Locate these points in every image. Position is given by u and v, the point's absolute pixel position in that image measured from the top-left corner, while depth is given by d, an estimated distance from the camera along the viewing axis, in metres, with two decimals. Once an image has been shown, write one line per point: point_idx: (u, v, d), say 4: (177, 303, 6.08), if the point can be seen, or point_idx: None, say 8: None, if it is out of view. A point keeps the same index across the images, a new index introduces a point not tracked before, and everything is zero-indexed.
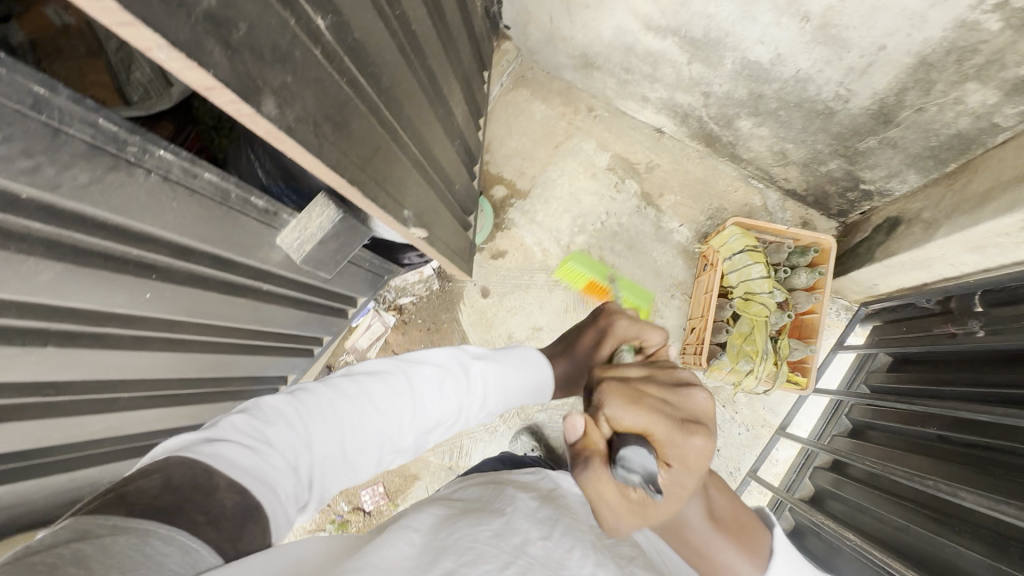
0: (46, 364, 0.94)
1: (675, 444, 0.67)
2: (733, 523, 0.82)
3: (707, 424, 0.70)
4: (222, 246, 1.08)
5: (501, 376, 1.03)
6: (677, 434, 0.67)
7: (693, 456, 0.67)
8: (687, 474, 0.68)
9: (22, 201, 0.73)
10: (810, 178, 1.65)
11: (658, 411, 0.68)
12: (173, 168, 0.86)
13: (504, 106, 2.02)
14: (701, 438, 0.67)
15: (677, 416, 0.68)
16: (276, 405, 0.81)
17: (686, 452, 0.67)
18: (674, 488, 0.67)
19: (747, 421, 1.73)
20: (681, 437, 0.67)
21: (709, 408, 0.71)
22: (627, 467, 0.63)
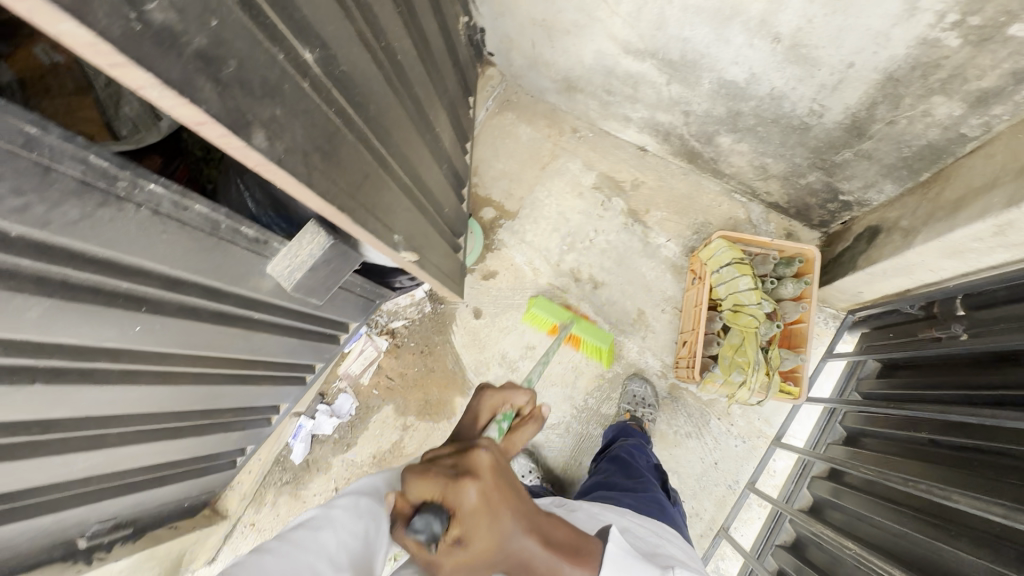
0: (35, 401, 0.93)
1: (451, 499, 0.62)
2: (565, 543, 0.78)
3: (485, 472, 0.65)
4: (213, 276, 1.08)
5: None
6: (452, 489, 0.62)
7: (476, 506, 0.62)
8: (474, 527, 0.62)
9: (11, 238, 0.73)
10: (791, 190, 1.69)
11: (438, 473, 0.65)
12: (164, 202, 0.86)
13: (491, 130, 2.06)
14: (473, 488, 0.63)
15: (450, 475, 0.64)
16: (229, 566, 0.74)
17: (461, 506, 0.62)
18: (477, 539, 0.62)
19: (743, 433, 1.73)
20: (454, 491, 0.62)
21: (490, 460, 0.67)
22: (413, 530, 0.60)
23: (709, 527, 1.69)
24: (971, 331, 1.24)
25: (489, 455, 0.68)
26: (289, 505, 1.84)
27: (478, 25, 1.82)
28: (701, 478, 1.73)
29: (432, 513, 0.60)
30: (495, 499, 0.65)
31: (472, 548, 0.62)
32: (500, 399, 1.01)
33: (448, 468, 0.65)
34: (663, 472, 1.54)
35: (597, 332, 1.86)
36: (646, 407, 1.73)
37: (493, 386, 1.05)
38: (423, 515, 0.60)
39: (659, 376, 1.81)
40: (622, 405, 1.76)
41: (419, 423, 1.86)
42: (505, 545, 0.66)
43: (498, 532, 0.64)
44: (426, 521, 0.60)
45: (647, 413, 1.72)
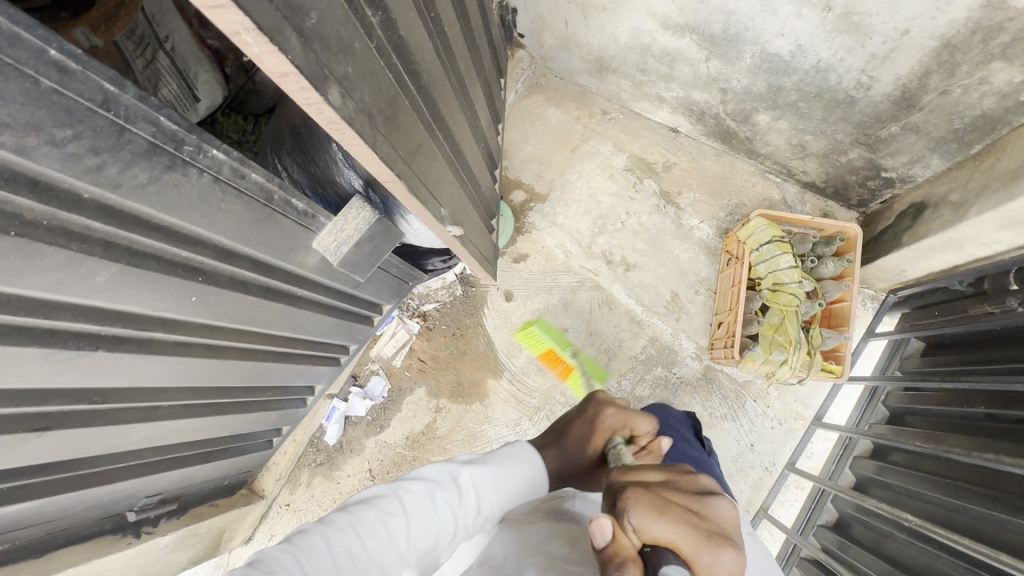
0: (98, 368, 0.94)
1: (707, 559, 0.56)
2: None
3: (730, 530, 0.60)
4: (264, 249, 1.09)
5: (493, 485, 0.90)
6: (707, 550, 0.56)
7: (723, 572, 0.57)
8: None
9: (84, 200, 0.74)
10: (830, 169, 1.67)
11: (687, 520, 0.57)
12: (224, 168, 0.87)
13: (520, 113, 2.06)
14: (730, 553, 0.57)
15: (705, 528, 0.58)
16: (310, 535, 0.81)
17: (715, 569, 0.56)
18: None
19: (780, 415, 1.72)
20: (709, 552, 0.56)
21: (732, 521, 0.62)
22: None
23: (746, 509, 1.68)
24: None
25: (730, 509, 0.62)
26: (324, 486, 1.86)
27: (510, 5, 1.81)
28: (736, 460, 1.72)
29: (681, 565, 0.55)
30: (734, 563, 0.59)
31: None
32: (624, 420, 0.90)
33: (701, 520, 0.58)
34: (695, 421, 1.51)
35: (629, 314, 1.85)
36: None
37: (614, 404, 0.95)
38: (670, 563, 0.55)
39: (693, 358, 1.80)
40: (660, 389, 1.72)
41: (451, 406, 1.87)
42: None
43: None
44: (678, 571, 0.54)
45: None
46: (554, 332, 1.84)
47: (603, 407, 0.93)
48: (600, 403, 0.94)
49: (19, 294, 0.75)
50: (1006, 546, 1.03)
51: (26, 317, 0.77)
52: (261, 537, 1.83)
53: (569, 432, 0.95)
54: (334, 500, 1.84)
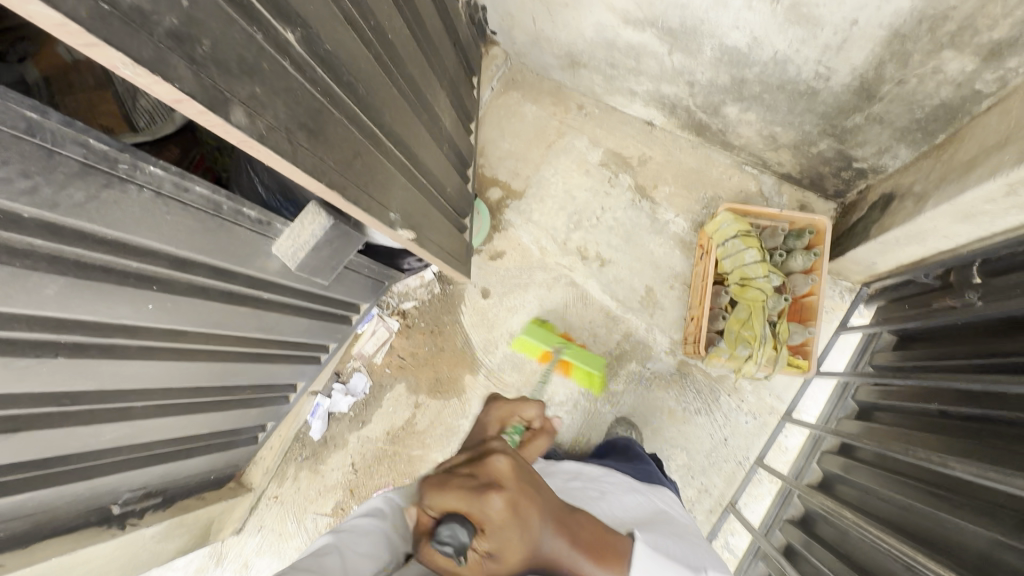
0: (60, 374, 0.99)
1: (480, 511, 0.63)
2: (591, 542, 0.75)
3: (507, 480, 0.67)
4: (219, 256, 1.13)
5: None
6: (472, 497, 0.64)
7: (500, 514, 0.63)
8: (506, 535, 0.64)
9: (24, 219, 0.79)
10: (803, 160, 1.64)
11: (458, 486, 0.66)
12: (165, 183, 0.91)
13: (496, 110, 2.06)
14: (499, 497, 0.64)
15: (473, 485, 0.65)
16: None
17: (489, 518, 0.63)
18: (507, 543, 0.63)
19: (754, 409, 1.72)
20: (478, 502, 0.63)
21: (511, 468, 0.69)
22: (439, 541, 0.61)
23: (719, 503, 1.69)
24: (984, 299, 1.19)
25: (505, 461, 0.69)
26: (309, 479, 1.93)
27: (478, 3, 1.81)
28: (710, 454, 1.72)
29: (456, 524, 0.62)
30: (519, 506, 0.65)
31: (502, 556, 0.64)
32: (511, 410, 1.06)
33: (477, 479, 0.66)
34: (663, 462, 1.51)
35: (604, 309, 1.86)
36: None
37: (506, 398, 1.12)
38: (449, 524, 0.62)
39: (668, 353, 1.80)
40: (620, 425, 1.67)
41: (430, 401, 1.91)
42: (536, 550, 0.67)
43: (531, 534, 0.66)
44: (455, 530, 0.61)
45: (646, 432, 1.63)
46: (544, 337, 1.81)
47: (491, 404, 1.10)
48: (491, 401, 1.11)
49: None
50: (945, 544, 1.02)
51: None
52: (251, 528, 1.91)
53: (473, 437, 1.10)
54: (320, 493, 1.91)
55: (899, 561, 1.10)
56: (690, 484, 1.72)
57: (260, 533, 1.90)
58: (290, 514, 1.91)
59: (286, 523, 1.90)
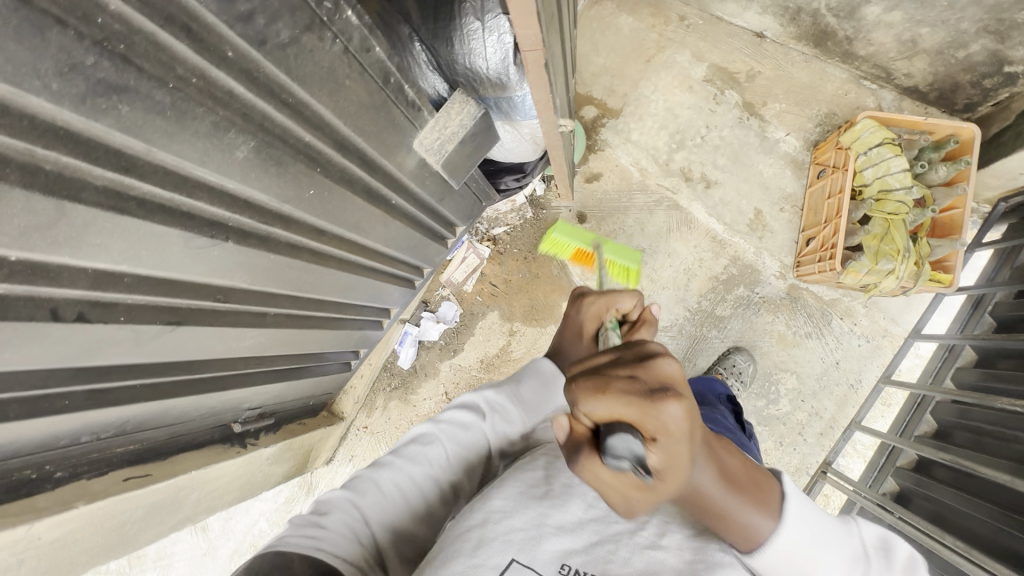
0: (225, 262, 0.90)
1: (654, 423, 0.51)
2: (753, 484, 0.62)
3: (682, 384, 0.53)
4: (374, 144, 1.02)
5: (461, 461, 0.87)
6: (646, 407, 0.51)
7: (680, 426, 0.51)
8: (679, 450, 0.52)
9: (230, 58, 0.68)
10: (939, 69, 1.55)
11: (620, 390, 0.53)
12: (355, 36, 0.80)
13: (589, 21, 1.92)
14: (677, 404, 0.51)
15: (643, 389, 0.52)
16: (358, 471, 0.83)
17: (667, 429, 0.51)
18: (680, 463, 0.52)
19: (867, 332, 1.69)
20: (653, 410, 0.50)
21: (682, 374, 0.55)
22: (612, 453, 0.52)
23: (830, 426, 1.67)
24: None
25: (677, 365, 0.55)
26: (400, 409, 1.88)
27: None
28: (821, 378, 1.70)
29: (630, 437, 0.51)
30: (694, 417, 0.53)
31: (669, 476, 0.53)
32: (603, 305, 0.84)
33: (642, 381, 0.53)
34: (738, 404, 1.39)
35: (710, 233, 1.79)
36: (739, 379, 1.64)
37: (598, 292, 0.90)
38: (617, 435, 0.51)
39: (776, 277, 1.74)
40: (717, 368, 1.68)
41: (526, 329, 1.84)
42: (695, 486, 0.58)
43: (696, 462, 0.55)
44: (626, 444, 0.51)
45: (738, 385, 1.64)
46: (578, 232, 1.78)
47: (580, 299, 0.89)
48: (580, 296, 0.90)
49: (166, 164, 0.69)
50: None
51: (171, 193, 0.72)
52: (342, 457, 1.87)
53: (563, 337, 0.90)
54: (412, 423, 1.87)
55: None
56: (801, 408, 1.70)
57: (352, 463, 1.87)
58: (382, 444, 1.87)
59: (378, 453, 1.86)
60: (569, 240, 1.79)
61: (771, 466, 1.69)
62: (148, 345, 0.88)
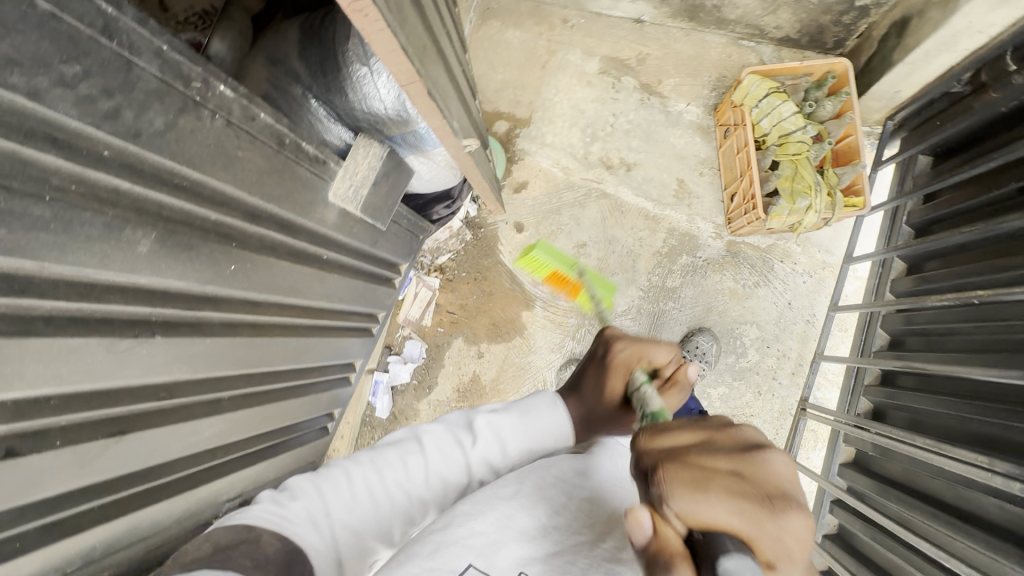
0: (160, 358, 0.88)
1: (766, 535, 0.44)
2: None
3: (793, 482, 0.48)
4: (286, 205, 1.02)
5: (516, 435, 0.84)
6: (765, 520, 0.44)
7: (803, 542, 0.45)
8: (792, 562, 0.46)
9: (107, 157, 0.67)
10: (802, 16, 1.67)
11: (730, 491, 0.46)
12: (234, 108, 0.81)
13: (479, 42, 1.99)
14: (798, 516, 0.45)
15: (754, 493, 0.46)
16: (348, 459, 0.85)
17: (784, 542, 0.45)
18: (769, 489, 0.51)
19: (808, 268, 1.77)
20: (773, 519, 0.44)
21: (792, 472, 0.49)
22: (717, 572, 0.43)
23: (800, 364, 1.74)
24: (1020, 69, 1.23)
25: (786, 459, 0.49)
26: None
27: None
28: (779, 321, 1.77)
29: (742, 553, 0.43)
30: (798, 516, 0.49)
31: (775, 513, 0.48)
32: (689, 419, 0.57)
33: (754, 481, 0.47)
34: None
35: (643, 212, 1.85)
36: (702, 360, 1.71)
37: (627, 339, 0.88)
38: (728, 553, 0.43)
39: (714, 238, 1.81)
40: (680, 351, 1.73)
41: (493, 347, 1.85)
42: None
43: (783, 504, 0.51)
44: (743, 561, 0.43)
45: (699, 363, 1.70)
46: (555, 253, 1.79)
47: (612, 341, 0.88)
48: (612, 338, 0.89)
49: (66, 276, 0.68)
50: None
51: (78, 303, 0.70)
52: None
53: (587, 380, 0.88)
54: None
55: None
56: (768, 354, 1.76)
57: None
58: None
59: None
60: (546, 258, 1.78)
61: (757, 417, 1.74)
62: (95, 463, 0.84)
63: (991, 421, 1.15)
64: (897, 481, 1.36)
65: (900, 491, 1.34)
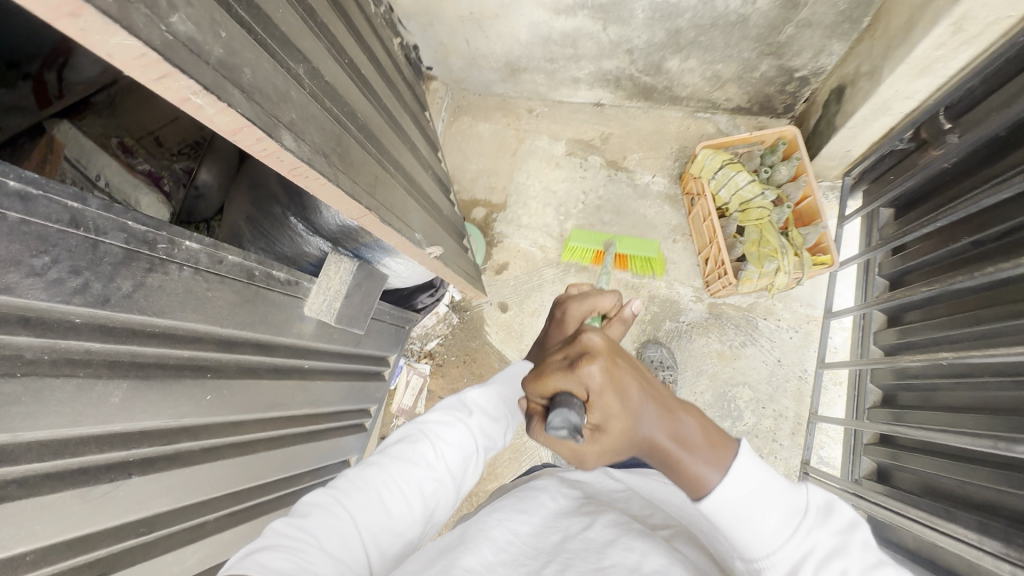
0: (133, 496, 0.90)
1: (582, 383, 0.66)
2: (709, 440, 0.73)
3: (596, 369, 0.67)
4: (259, 328, 1.08)
5: (492, 400, 1.09)
6: (573, 374, 0.66)
7: (600, 382, 0.65)
8: (607, 397, 0.66)
9: (77, 324, 0.74)
10: (749, 88, 1.77)
11: (560, 372, 0.67)
12: (201, 257, 0.88)
13: (454, 138, 2.13)
14: (594, 364, 0.65)
15: (573, 367, 0.67)
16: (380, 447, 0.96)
17: (593, 383, 0.65)
18: (612, 419, 0.67)
19: (793, 323, 1.77)
20: (575, 370, 0.66)
21: (604, 378, 0.66)
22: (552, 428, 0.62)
23: (798, 423, 1.70)
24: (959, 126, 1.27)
25: (599, 369, 0.65)
26: None
27: (410, 43, 1.88)
28: (771, 379, 1.75)
29: (565, 408, 0.62)
30: (617, 375, 0.67)
31: (611, 429, 0.67)
32: (586, 306, 1.00)
33: (570, 359, 0.69)
34: None
35: (622, 282, 1.88)
36: (666, 369, 1.74)
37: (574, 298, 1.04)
38: (557, 411, 0.62)
39: (695, 301, 1.83)
40: None
41: None
42: (642, 437, 0.69)
43: (637, 421, 0.68)
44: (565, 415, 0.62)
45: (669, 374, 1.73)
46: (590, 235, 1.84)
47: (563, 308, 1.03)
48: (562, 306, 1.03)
49: (38, 437, 0.73)
50: None
51: (51, 460, 0.75)
52: None
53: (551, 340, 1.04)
54: None
55: (999, 382, 1.12)
56: (765, 415, 1.72)
57: None
58: None
59: None
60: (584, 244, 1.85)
61: None
62: None
63: (984, 483, 1.12)
64: (917, 553, 1.30)
65: (914, 561, 1.28)
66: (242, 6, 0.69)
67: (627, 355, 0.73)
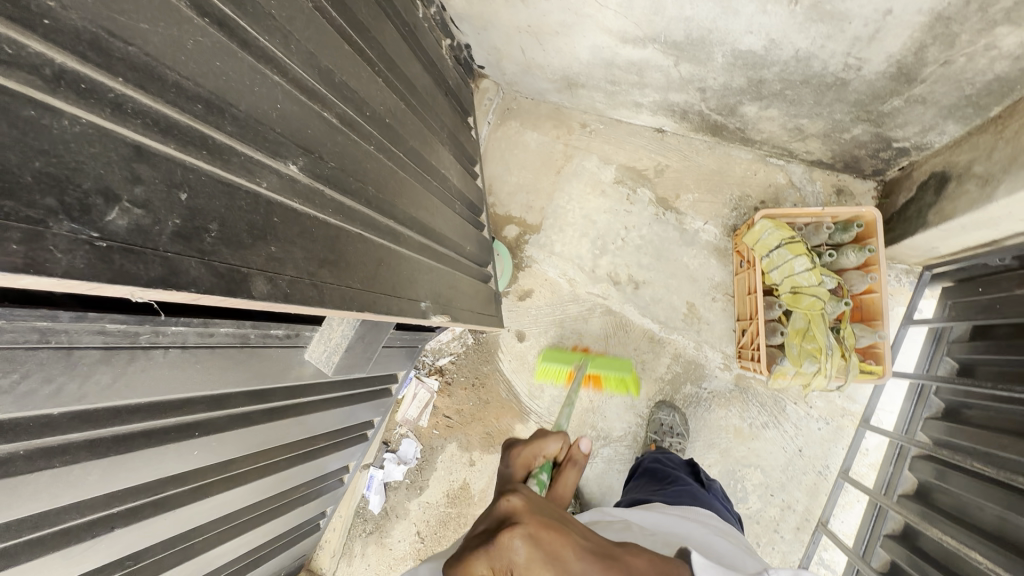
0: (116, 544, 0.94)
1: (505, 562, 0.52)
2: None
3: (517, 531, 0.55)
4: (255, 380, 1.07)
5: None
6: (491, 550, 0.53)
7: (526, 557, 0.52)
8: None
9: (54, 418, 0.74)
10: (835, 147, 1.53)
11: (476, 550, 0.54)
12: (189, 336, 0.85)
13: (497, 143, 1.99)
14: (515, 536, 0.53)
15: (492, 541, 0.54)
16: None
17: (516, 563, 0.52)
18: None
19: (825, 414, 1.63)
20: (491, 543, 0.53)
21: (531, 550, 0.52)
22: None
23: (806, 519, 1.61)
24: None
25: (521, 541, 0.52)
26: (377, 553, 1.91)
27: (462, 42, 1.71)
28: (786, 467, 1.64)
29: None
30: (545, 540, 0.54)
31: None
32: (533, 451, 0.82)
33: (488, 530, 0.56)
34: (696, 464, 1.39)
35: (648, 334, 1.77)
36: (674, 436, 1.63)
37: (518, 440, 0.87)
38: None
39: (722, 369, 1.71)
40: None
41: (485, 457, 1.86)
42: None
43: None
44: None
45: (675, 443, 1.62)
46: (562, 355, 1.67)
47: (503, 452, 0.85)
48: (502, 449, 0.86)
49: (17, 517, 0.76)
50: None
51: (31, 532, 0.78)
52: None
53: None
54: (391, 566, 1.90)
55: None
56: (771, 503, 1.64)
57: None
58: None
59: None
60: (557, 366, 1.67)
61: None
62: None
63: None
64: None
65: None
66: (225, 126, 0.61)
67: (554, 510, 0.61)
